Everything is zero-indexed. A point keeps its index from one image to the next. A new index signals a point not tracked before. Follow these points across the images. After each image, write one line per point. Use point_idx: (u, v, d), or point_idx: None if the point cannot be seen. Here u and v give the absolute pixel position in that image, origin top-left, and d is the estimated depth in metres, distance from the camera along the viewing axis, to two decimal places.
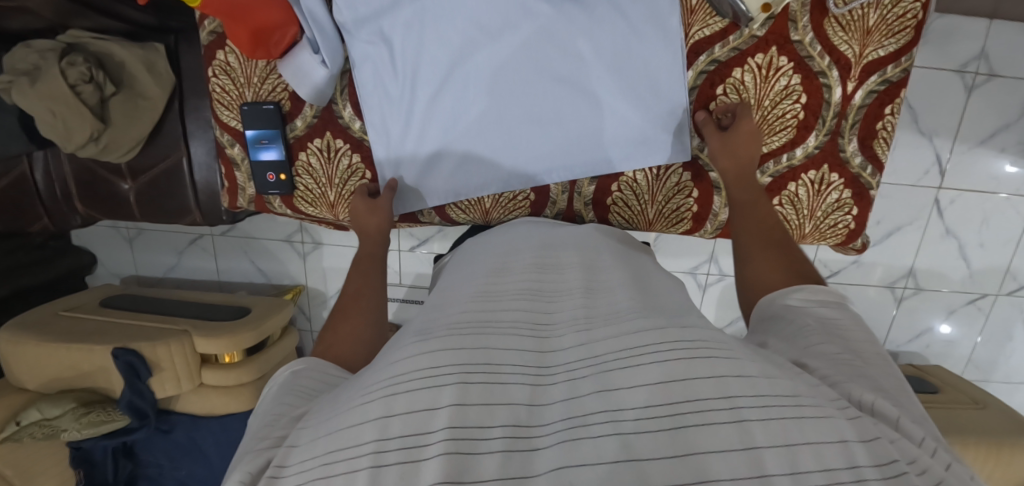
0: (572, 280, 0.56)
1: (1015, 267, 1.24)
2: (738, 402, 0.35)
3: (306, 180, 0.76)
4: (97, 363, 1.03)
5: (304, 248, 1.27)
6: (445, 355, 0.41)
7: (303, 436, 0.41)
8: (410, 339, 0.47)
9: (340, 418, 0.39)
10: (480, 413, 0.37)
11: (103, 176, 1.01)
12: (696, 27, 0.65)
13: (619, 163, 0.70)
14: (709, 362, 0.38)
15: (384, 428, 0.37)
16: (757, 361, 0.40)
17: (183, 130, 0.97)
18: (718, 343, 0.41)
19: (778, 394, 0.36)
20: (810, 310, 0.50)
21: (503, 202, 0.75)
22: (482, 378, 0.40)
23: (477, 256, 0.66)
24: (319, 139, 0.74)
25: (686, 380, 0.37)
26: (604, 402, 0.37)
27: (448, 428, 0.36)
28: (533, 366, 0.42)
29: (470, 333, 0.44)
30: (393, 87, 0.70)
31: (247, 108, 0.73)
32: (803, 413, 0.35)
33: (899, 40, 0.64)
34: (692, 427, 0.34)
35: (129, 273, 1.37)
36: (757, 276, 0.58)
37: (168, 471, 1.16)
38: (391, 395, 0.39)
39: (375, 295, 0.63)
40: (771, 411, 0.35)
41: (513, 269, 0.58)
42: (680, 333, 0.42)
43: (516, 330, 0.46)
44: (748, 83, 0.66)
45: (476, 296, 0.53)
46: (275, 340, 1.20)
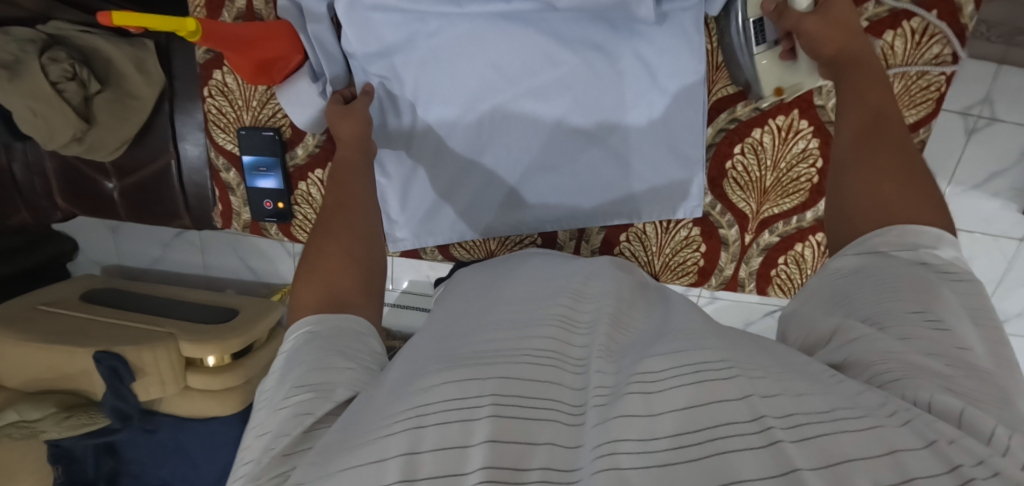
0: (602, 306, 0.53)
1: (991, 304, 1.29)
2: (769, 422, 0.33)
3: (304, 208, 0.74)
4: (79, 366, 1.01)
5: (294, 249, 1.24)
6: (474, 385, 0.41)
7: (309, 474, 0.39)
8: (432, 364, 0.46)
9: (356, 453, 0.38)
10: (515, 453, 0.36)
11: (87, 174, 0.96)
12: (721, 84, 0.64)
13: (645, 211, 0.69)
14: (738, 383, 0.36)
15: (412, 468, 0.36)
16: (794, 379, 0.38)
17: (173, 131, 0.92)
18: (747, 364, 0.40)
19: (811, 413, 0.34)
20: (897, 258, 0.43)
21: (509, 244, 0.76)
22: (516, 411, 0.39)
23: (497, 283, 0.63)
24: (320, 169, 0.71)
25: (711, 403, 0.35)
26: (626, 426, 0.34)
27: (484, 467, 0.34)
28: (562, 402, 0.41)
29: (490, 361, 0.43)
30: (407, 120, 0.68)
31: (245, 133, 0.69)
32: (841, 428, 0.32)
33: (920, 111, 0.66)
34: (729, 453, 0.32)
35: (112, 262, 1.33)
36: (851, 198, 0.48)
37: (150, 469, 1.16)
38: (418, 429, 0.38)
39: (368, 256, 0.58)
40: (804, 431, 0.33)
41: (538, 296, 0.56)
42: (706, 352, 0.40)
43: (536, 353, 0.45)
44: (767, 144, 0.65)
45: (499, 322, 0.51)
46: (262, 344, 1.18)
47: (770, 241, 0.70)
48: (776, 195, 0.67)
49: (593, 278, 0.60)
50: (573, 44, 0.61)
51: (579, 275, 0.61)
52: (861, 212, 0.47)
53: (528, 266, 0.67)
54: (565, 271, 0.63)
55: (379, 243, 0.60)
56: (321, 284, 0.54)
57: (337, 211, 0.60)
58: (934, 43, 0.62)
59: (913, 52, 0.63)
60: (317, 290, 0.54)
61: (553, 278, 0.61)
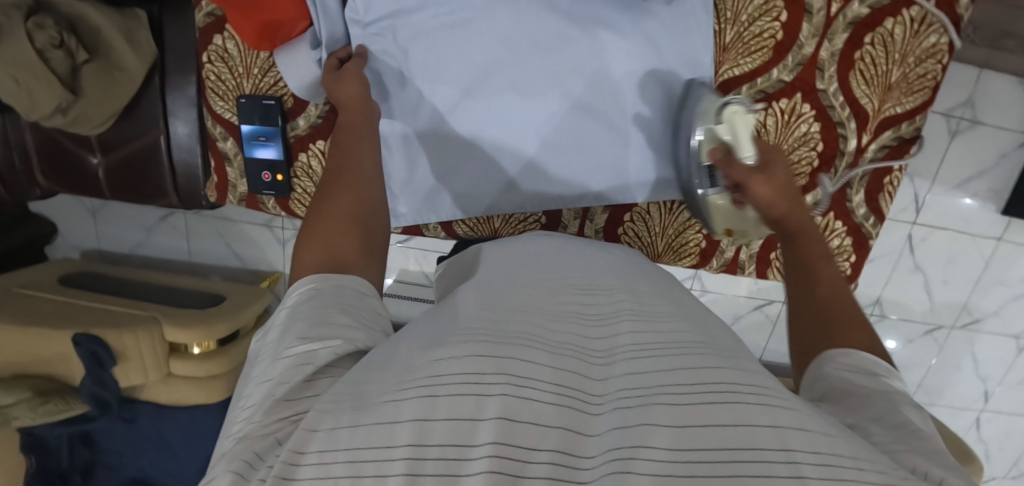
0: (619, 304, 0.51)
1: (971, 303, 1.33)
2: (796, 456, 0.33)
3: (304, 182, 0.72)
4: (56, 350, 0.97)
5: (283, 235, 1.22)
6: (495, 362, 0.39)
7: (322, 421, 0.39)
8: (450, 335, 0.44)
9: (371, 412, 0.38)
10: (528, 435, 0.36)
11: (70, 149, 0.93)
12: (727, 65, 0.64)
13: (646, 192, 0.70)
14: (770, 409, 0.36)
15: (423, 432, 0.36)
16: (822, 417, 0.38)
17: (162, 107, 0.90)
18: (780, 392, 0.39)
19: (840, 455, 0.34)
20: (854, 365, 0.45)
21: (513, 222, 0.74)
22: (534, 395, 0.38)
23: (508, 256, 0.62)
24: (322, 141, 0.69)
25: (736, 425, 0.35)
26: (653, 439, 0.35)
27: (492, 444, 0.35)
28: (582, 389, 0.40)
29: (520, 342, 0.41)
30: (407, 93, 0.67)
31: (245, 100, 0.68)
32: (861, 477, 0.33)
33: (917, 98, 0.65)
34: (743, 479, 0.32)
35: (91, 246, 1.29)
36: (800, 330, 0.52)
37: (128, 460, 1.12)
38: (431, 398, 0.38)
39: (369, 219, 0.56)
40: (830, 472, 0.33)
41: (554, 286, 0.54)
42: (742, 376, 0.40)
43: (568, 350, 0.43)
44: (770, 126, 0.67)
45: (522, 303, 0.50)
46: (248, 332, 1.15)
47: None
48: None
49: (597, 274, 0.58)
50: (582, 22, 0.62)
51: (582, 271, 0.59)
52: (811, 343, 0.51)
53: (535, 244, 0.67)
54: (574, 257, 0.63)
55: (379, 205, 0.58)
56: (322, 245, 0.53)
57: (340, 173, 0.58)
58: (931, 31, 0.62)
59: (911, 40, 0.63)
60: (318, 249, 0.52)
61: (563, 265, 0.60)
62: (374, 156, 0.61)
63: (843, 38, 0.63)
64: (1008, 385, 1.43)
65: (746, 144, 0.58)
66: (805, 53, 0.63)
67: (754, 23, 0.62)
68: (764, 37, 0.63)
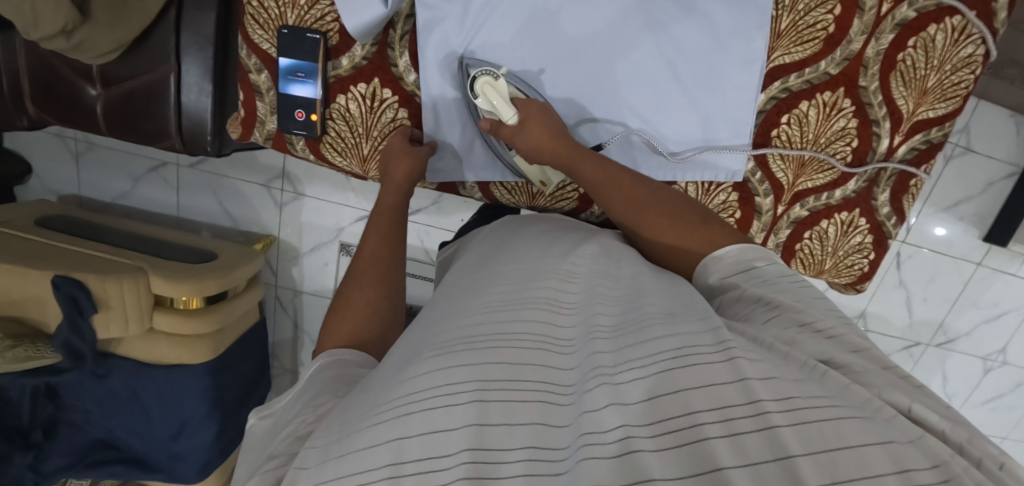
0: (590, 281, 0.55)
1: (947, 323, 1.39)
2: (765, 407, 0.36)
3: (339, 125, 0.68)
4: (30, 291, 0.90)
5: (282, 197, 1.17)
6: (463, 370, 0.43)
7: (312, 458, 0.44)
8: (423, 349, 0.48)
9: (356, 437, 0.43)
10: (499, 436, 0.40)
11: (67, 78, 0.87)
12: (779, 52, 0.64)
13: (683, 173, 0.71)
14: (733, 365, 0.40)
15: (399, 452, 0.41)
16: (767, 359, 0.41)
17: (176, 42, 0.84)
18: (744, 347, 0.42)
19: (810, 397, 0.37)
20: (723, 257, 0.54)
21: (552, 190, 0.73)
22: (499, 395, 0.42)
23: (500, 250, 0.66)
24: (364, 84, 0.66)
25: (700, 388, 0.39)
26: (622, 416, 0.39)
27: (467, 449, 0.39)
28: (546, 383, 0.44)
29: (480, 346, 0.46)
30: (437, 46, 0.65)
31: (288, 32, 0.63)
32: (833, 415, 0.36)
33: (949, 105, 0.65)
34: (712, 439, 0.35)
35: (70, 192, 1.22)
36: (663, 252, 0.59)
37: (95, 419, 1.05)
38: (405, 416, 0.42)
39: (390, 311, 0.63)
40: (802, 417, 0.36)
41: (531, 273, 0.56)
42: (696, 340, 0.42)
43: (528, 340, 0.47)
44: (812, 117, 0.67)
45: (492, 303, 0.52)
46: (239, 292, 1.10)
47: (800, 215, 0.73)
48: (812, 169, 0.70)
49: (576, 254, 0.59)
50: (658, 5, 0.63)
51: (559, 251, 0.60)
52: (675, 252, 0.58)
53: (535, 228, 0.70)
54: (564, 239, 0.64)
55: (397, 281, 0.66)
56: (344, 327, 0.60)
57: (372, 261, 0.65)
58: (969, 42, 0.62)
59: (949, 49, 0.63)
60: (342, 335, 0.59)
61: (550, 248, 0.62)
62: (400, 242, 0.68)
63: (889, 39, 0.63)
64: (968, 404, 1.50)
65: (503, 108, 0.63)
66: (852, 49, 0.64)
67: (810, 13, 0.63)
68: (816, 28, 0.63)
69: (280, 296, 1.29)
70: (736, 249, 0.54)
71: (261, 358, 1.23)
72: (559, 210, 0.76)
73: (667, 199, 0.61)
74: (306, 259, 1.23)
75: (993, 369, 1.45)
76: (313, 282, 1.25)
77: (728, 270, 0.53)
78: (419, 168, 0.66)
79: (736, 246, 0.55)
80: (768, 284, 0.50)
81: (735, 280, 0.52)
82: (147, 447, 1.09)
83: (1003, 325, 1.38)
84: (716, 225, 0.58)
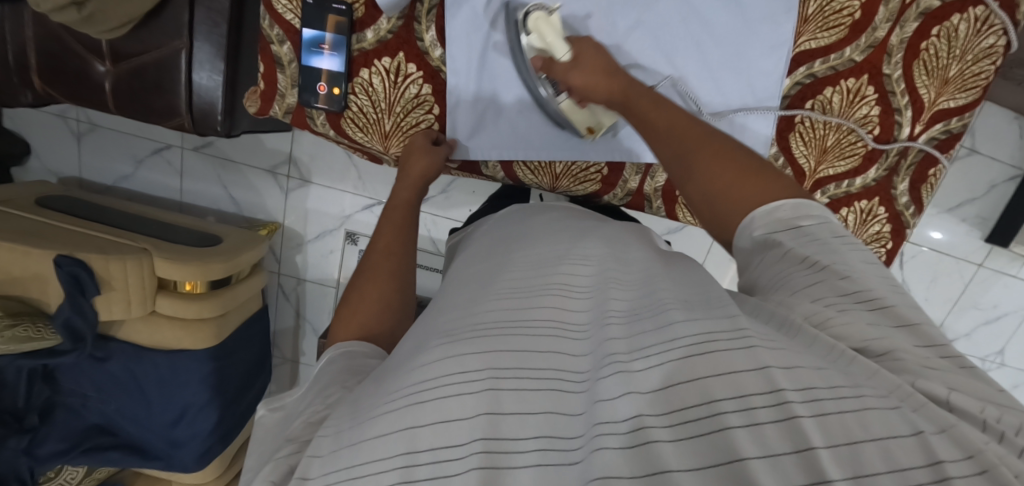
0: (602, 269, 0.53)
1: (947, 324, 1.40)
2: (785, 395, 0.35)
3: (361, 100, 0.67)
4: (31, 270, 0.88)
5: (288, 184, 1.16)
6: (475, 357, 0.42)
7: (324, 446, 0.44)
8: (433, 337, 0.48)
9: (366, 427, 0.42)
10: (511, 425, 0.39)
11: (75, 51, 0.85)
12: (805, 37, 0.64)
13: None
14: (751, 352, 0.37)
15: (412, 441, 0.40)
16: (788, 347, 0.39)
17: (189, 17, 0.82)
18: (762, 333, 0.40)
19: (829, 386, 0.36)
20: (773, 215, 0.46)
21: (574, 171, 0.72)
22: (512, 384, 0.41)
23: (513, 239, 0.64)
24: (388, 58, 0.65)
25: (720, 375, 0.37)
26: (637, 406, 0.38)
27: (481, 439, 0.39)
28: (561, 370, 0.42)
29: (491, 334, 0.44)
30: (467, 18, 0.63)
31: (313, 2, 0.62)
32: (858, 405, 0.34)
33: (969, 96, 0.65)
34: (733, 429, 0.34)
35: (70, 173, 1.19)
36: (707, 199, 0.51)
37: (92, 404, 1.03)
38: (416, 404, 0.41)
39: (402, 304, 0.62)
40: (824, 407, 0.34)
41: (539, 261, 0.55)
42: (721, 323, 0.40)
43: (542, 328, 0.45)
44: (835, 104, 0.67)
45: (505, 289, 0.51)
46: (241, 278, 1.09)
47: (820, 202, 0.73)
48: (833, 156, 0.70)
49: (583, 244, 0.58)
50: None
51: (572, 238, 0.59)
52: (724, 197, 0.50)
53: (549, 215, 0.69)
54: (580, 227, 0.62)
55: (407, 273, 0.64)
56: (353, 321, 0.59)
57: (386, 254, 0.64)
58: (991, 32, 0.62)
59: (972, 39, 0.63)
60: (353, 327, 0.58)
61: (564, 236, 0.60)
62: (412, 234, 0.67)
63: (913, 27, 0.64)
64: None
65: (557, 45, 0.60)
66: (878, 36, 0.64)
67: None
68: (843, 14, 0.63)
69: (282, 284, 1.27)
70: (793, 202, 0.47)
71: (262, 346, 1.21)
72: (580, 192, 0.76)
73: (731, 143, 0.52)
74: (311, 247, 1.22)
75: (992, 370, 1.46)
76: (317, 270, 1.23)
77: (784, 221, 0.46)
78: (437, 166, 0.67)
79: (794, 200, 0.47)
80: (818, 245, 0.44)
81: (781, 238, 0.45)
82: (144, 433, 1.07)
83: (1002, 327, 1.39)
84: (785, 183, 0.49)
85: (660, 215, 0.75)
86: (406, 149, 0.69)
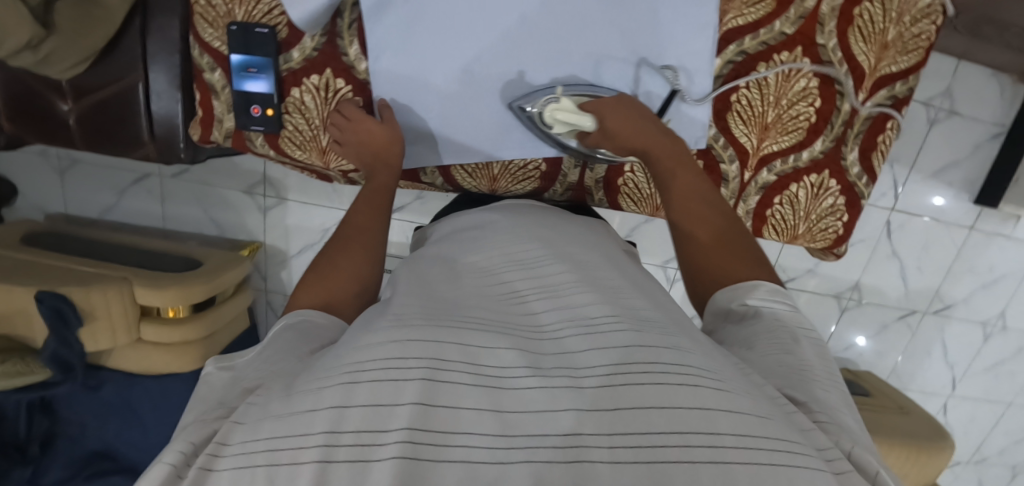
0: (560, 276, 0.57)
1: (943, 290, 1.37)
2: (721, 438, 0.39)
3: (296, 118, 0.69)
4: (15, 306, 0.91)
5: (266, 202, 1.18)
6: (416, 347, 0.43)
7: (250, 414, 0.45)
8: (380, 319, 0.48)
9: (298, 401, 0.43)
10: (447, 418, 0.40)
11: (39, 91, 0.87)
12: (731, 14, 0.63)
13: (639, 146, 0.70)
14: (695, 391, 0.41)
15: (338, 421, 0.40)
16: (744, 391, 0.44)
17: (143, 49, 0.84)
18: (718, 375, 0.44)
19: (765, 436, 0.39)
20: (763, 299, 0.58)
21: (512, 170, 0.73)
22: (452, 377, 0.42)
23: (483, 232, 0.68)
24: (317, 76, 0.66)
25: (664, 408, 0.40)
26: (578, 421, 0.40)
27: (407, 428, 0.39)
28: (513, 368, 0.44)
29: (440, 326, 0.45)
30: (391, 26, 0.63)
31: (236, 28, 0.64)
32: (786, 461, 0.38)
33: (911, 58, 0.66)
34: (669, 463, 0.37)
35: (57, 209, 1.23)
36: (696, 258, 0.64)
37: (92, 431, 1.06)
38: (352, 384, 0.42)
39: (371, 277, 0.63)
40: (757, 455, 0.38)
41: (504, 270, 0.60)
42: (671, 356, 0.44)
43: (510, 331, 0.48)
44: (772, 79, 0.66)
45: (516, 292, 0.56)
46: (227, 298, 1.12)
47: (768, 180, 0.72)
48: (776, 132, 0.69)
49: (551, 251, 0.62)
50: None
51: (539, 243, 0.63)
52: (706, 259, 0.63)
53: (513, 214, 0.72)
54: (545, 234, 0.66)
55: (381, 253, 0.65)
56: (321, 289, 0.60)
57: (359, 231, 0.65)
58: None
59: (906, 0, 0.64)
60: (317, 293, 0.60)
61: (533, 239, 0.64)
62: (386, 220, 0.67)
63: None
64: (971, 372, 1.48)
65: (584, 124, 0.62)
66: (807, 6, 0.63)
67: None
68: None
69: (269, 302, 1.30)
70: (769, 287, 0.59)
71: None
72: (521, 190, 0.77)
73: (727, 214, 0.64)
74: (293, 263, 1.24)
75: (993, 334, 1.43)
76: None
77: (760, 300, 0.58)
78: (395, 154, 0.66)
79: (771, 284, 0.59)
80: (790, 328, 0.55)
81: (761, 313, 0.57)
82: (142, 455, 1.10)
83: (999, 290, 1.37)
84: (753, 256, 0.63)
85: (605, 204, 0.80)
86: (357, 132, 0.66)
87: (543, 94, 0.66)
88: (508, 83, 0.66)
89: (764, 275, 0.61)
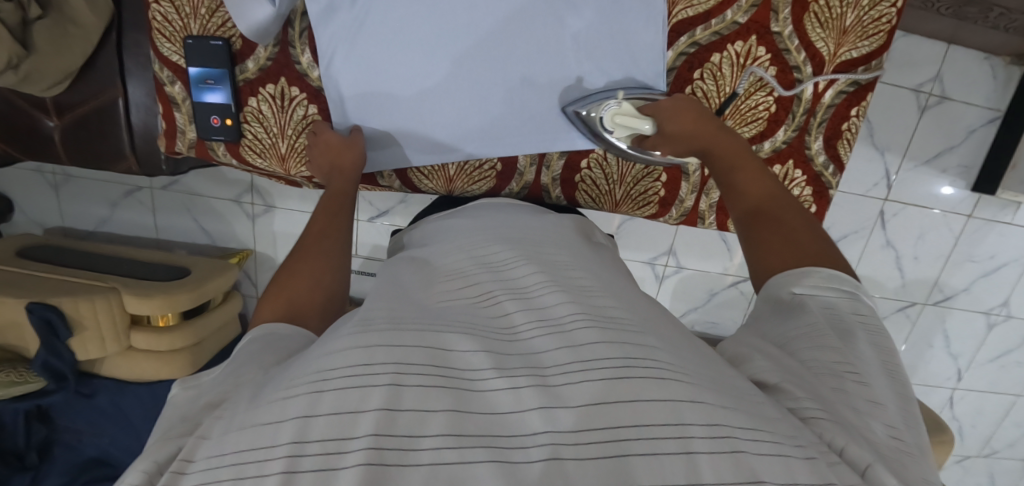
0: (531, 276, 0.56)
1: (942, 280, 1.33)
2: (688, 431, 0.38)
3: (255, 127, 0.73)
4: (9, 318, 0.95)
5: (254, 210, 1.20)
6: (383, 351, 0.40)
7: (215, 429, 0.41)
8: (345, 326, 0.46)
9: (259, 413, 0.39)
10: (412, 422, 0.37)
11: (23, 109, 0.90)
12: (681, 6, 0.64)
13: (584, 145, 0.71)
14: (663, 385, 0.40)
15: (303, 430, 0.37)
16: (709, 385, 0.42)
17: (120, 65, 0.86)
18: (676, 363, 0.43)
19: (733, 426, 0.38)
20: (815, 294, 0.54)
21: (467, 172, 0.76)
22: (417, 381, 0.39)
23: (455, 235, 0.67)
24: (272, 85, 0.70)
25: (629, 404, 0.39)
26: (549, 424, 0.38)
27: (373, 435, 0.36)
28: (484, 370, 0.42)
29: (408, 330, 0.43)
30: (343, 34, 0.65)
31: (192, 41, 0.68)
32: (752, 447, 0.37)
33: (872, 43, 0.64)
34: (633, 456, 0.36)
35: (54, 223, 1.27)
36: (756, 249, 0.62)
37: (88, 439, 1.10)
38: (317, 393, 0.38)
39: (334, 283, 0.62)
40: (721, 444, 0.37)
41: (473, 268, 0.58)
42: (641, 350, 0.43)
43: (474, 333, 0.46)
44: (725, 70, 0.67)
45: (504, 289, 0.54)
46: (217, 304, 1.14)
47: None
48: (735, 123, 0.70)
49: (524, 248, 0.61)
50: None
51: (507, 244, 0.62)
52: (767, 248, 0.61)
53: (481, 214, 0.72)
54: (510, 232, 0.65)
55: (344, 260, 0.64)
56: (283, 301, 0.58)
57: (321, 237, 0.65)
58: None
59: None
60: (279, 305, 0.57)
61: (499, 240, 0.63)
62: (344, 226, 0.67)
63: None
64: (975, 363, 1.44)
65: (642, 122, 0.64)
66: None
67: None
68: None
69: None
70: (825, 273, 0.55)
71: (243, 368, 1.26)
72: (478, 191, 0.79)
73: (790, 201, 0.63)
74: None
75: (998, 323, 1.39)
76: None
77: (811, 288, 0.54)
78: (362, 163, 0.69)
79: (828, 270, 0.55)
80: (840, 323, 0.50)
81: (808, 302, 0.53)
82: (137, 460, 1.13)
83: (1001, 278, 1.33)
84: (821, 244, 0.59)
85: (562, 202, 0.80)
86: (323, 147, 0.70)
87: (596, 97, 0.67)
88: (593, 85, 0.68)
89: (825, 262, 0.57)
